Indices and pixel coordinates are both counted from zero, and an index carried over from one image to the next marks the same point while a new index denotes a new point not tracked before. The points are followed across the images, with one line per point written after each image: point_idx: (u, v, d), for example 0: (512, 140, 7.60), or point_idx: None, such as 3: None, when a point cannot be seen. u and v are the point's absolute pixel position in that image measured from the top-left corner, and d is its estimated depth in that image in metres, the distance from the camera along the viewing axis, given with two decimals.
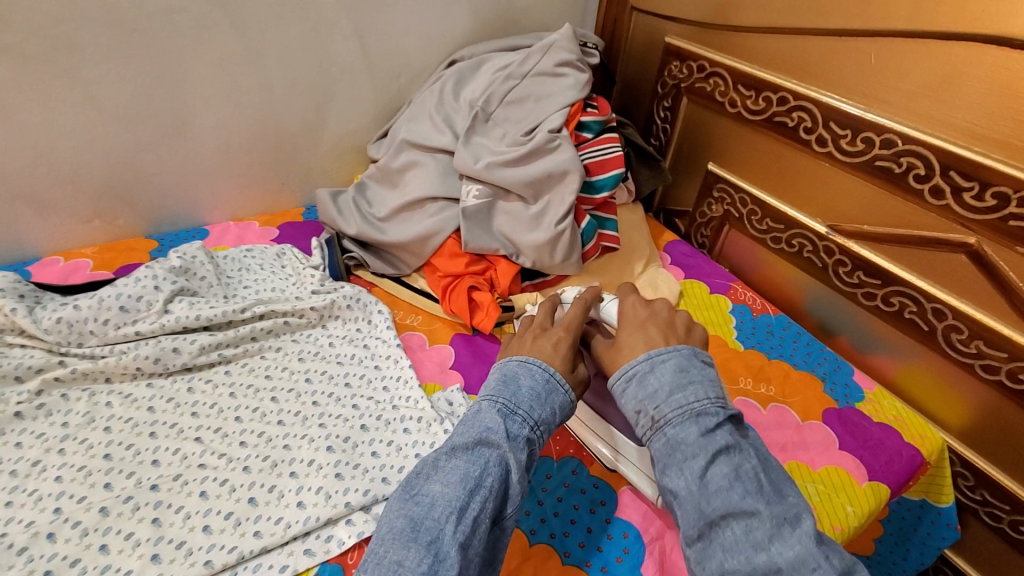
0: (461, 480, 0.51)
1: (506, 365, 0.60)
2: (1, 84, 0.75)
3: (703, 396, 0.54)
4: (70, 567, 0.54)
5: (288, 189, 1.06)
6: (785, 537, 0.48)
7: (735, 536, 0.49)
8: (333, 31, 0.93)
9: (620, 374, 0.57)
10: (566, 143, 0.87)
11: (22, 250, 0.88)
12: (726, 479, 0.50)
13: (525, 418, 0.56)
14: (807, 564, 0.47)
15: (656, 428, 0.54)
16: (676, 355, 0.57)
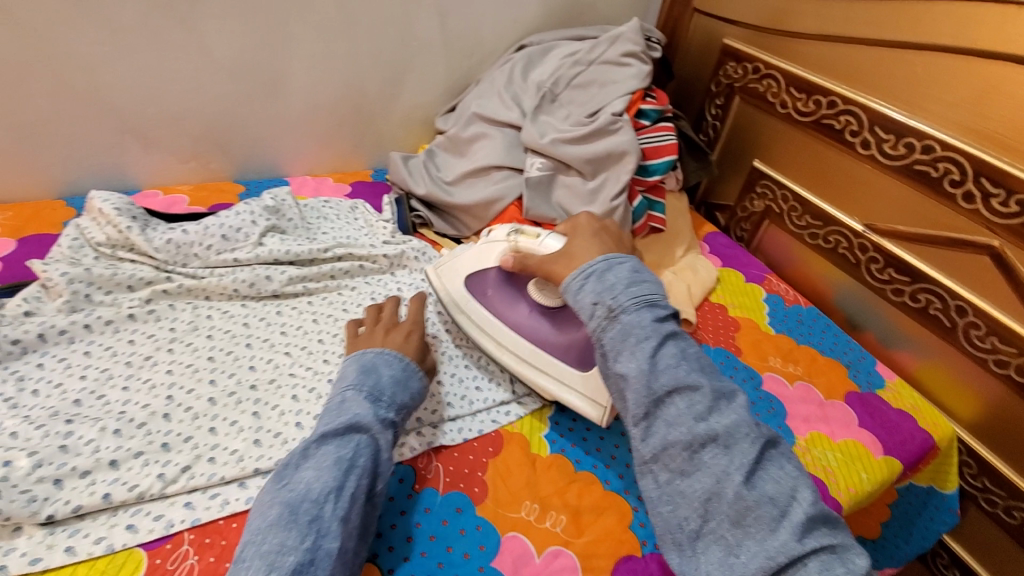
0: (336, 462, 0.53)
1: (360, 361, 0.65)
2: (131, 28, 0.83)
3: (652, 290, 0.64)
4: (184, 442, 0.62)
5: (360, 151, 1.15)
6: (721, 410, 0.57)
7: (679, 410, 0.57)
8: (419, 8, 1.01)
9: (580, 274, 0.67)
10: (627, 126, 0.93)
11: (126, 182, 0.97)
12: (673, 359, 0.59)
13: (389, 403, 0.61)
14: (740, 430, 0.56)
15: (611, 317, 0.62)
16: (626, 260, 0.67)
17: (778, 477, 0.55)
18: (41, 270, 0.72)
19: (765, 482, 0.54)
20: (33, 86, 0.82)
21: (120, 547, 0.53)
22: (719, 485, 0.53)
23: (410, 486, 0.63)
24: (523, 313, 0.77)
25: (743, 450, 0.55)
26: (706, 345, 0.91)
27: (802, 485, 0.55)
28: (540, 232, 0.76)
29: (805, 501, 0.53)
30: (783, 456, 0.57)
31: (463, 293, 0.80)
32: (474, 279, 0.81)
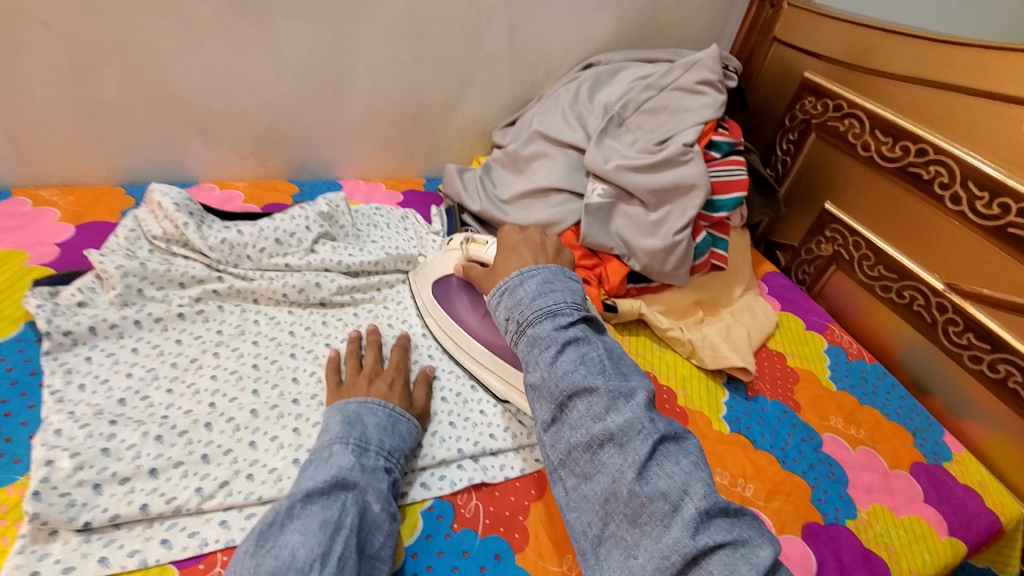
0: (323, 525, 0.50)
1: (344, 410, 0.62)
2: (205, 23, 0.83)
3: (561, 300, 0.61)
4: (223, 455, 0.61)
5: (415, 159, 1.13)
6: (619, 408, 0.54)
7: (580, 414, 0.54)
8: (490, 20, 0.98)
9: (496, 290, 0.65)
10: (697, 158, 0.88)
11: (184, 174, 0.98)
12: (572, 364, 0.56)
13: (377, 451, 0.59)
14: (634, 426, 0.52)
15: (521, 330, 0.61)
16: (542, 271, 0.65)
17: (671, 472, 0.51)
18: (97, 261, 0.71)
19: (658, 478, 0.51)
20: (104, 74, 0.83)
21: (152, 563, 0.52)
22: (615, 484, 0.51)
23: (449, 524, 0.60)
24: (477, 318, 0.79)
25: (636, 446, 0.51)
26: (762, 397, 0.86)
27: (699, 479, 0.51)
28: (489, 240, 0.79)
29: (697, 495, 0.49)
30: (684, 450, 0.54)
31: (431, 298, 0.82)
32: (440, 284, 0.83)
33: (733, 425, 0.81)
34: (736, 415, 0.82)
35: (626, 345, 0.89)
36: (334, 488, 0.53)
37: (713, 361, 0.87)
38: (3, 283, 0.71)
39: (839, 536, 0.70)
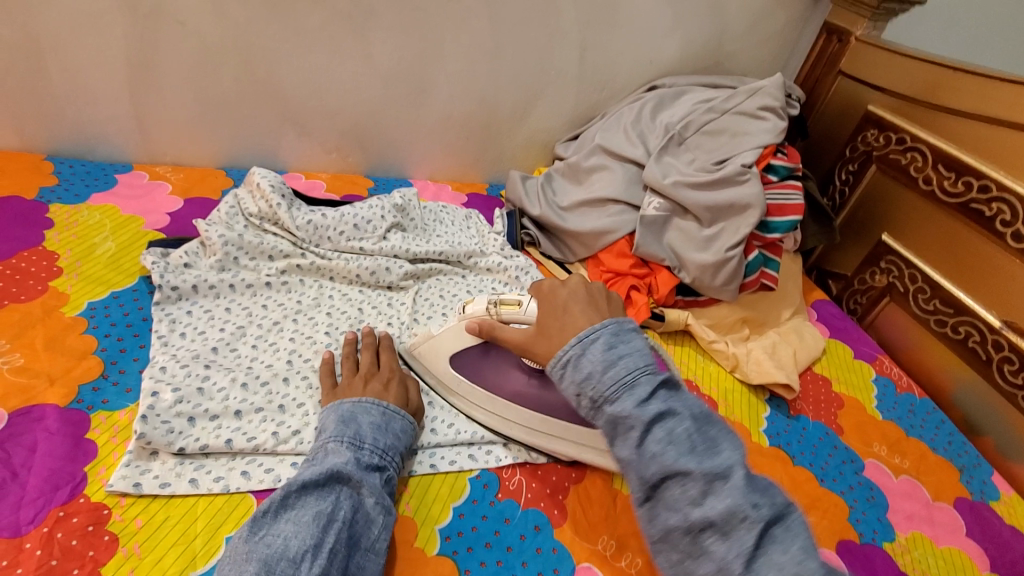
0: (316, 517, 0.51)
1: (339, 410, 0.62)
2: (310, 30, 0.93)
3: (633, 366, 0.51)
4: (297, 407, 0.67)
5: (480, 165, 1.21)
6: (717, 492, 0.45)
7: (676, 497, 0.46)
8: (563, 40, 1.05)
9: (556, 361, 0.55)
10: (755, 179, 0.90)
11: (276, 162, 1.08)
12: (659, 443, 0.48)
13: (372, 449, 0.59)
14: (737, 514, 0.44)
15: (597, 406, 0.51)
16: (600, 332, 0.55)
17: (785, 564, 0.42)
18: (203, 229, 0.81)
19: (769, 573, 0.42)
20: (222, 70, 0.94)
21: (234, 490, 0.58)
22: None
23: (494, 493, 0.65)
24: (517, 382, 0.70)
25: (742, 536, 0.43)
26: (804, 417, 0.87)
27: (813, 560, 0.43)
28: (521, 298, 0.67)
29: None
30: (790, 532, 0.44)
31: (451, 373, 0.72)
32: (457, 359, 0.72)
33: (773, 439, 0.82)
34: (777, 430, 0.84)
35: (670, 353, 0.92)
36: (329, 482, 0.54)
37: (756, 376, 0.88)
38: (123, 242, 0.82)
39: (874, 556, 0.70)
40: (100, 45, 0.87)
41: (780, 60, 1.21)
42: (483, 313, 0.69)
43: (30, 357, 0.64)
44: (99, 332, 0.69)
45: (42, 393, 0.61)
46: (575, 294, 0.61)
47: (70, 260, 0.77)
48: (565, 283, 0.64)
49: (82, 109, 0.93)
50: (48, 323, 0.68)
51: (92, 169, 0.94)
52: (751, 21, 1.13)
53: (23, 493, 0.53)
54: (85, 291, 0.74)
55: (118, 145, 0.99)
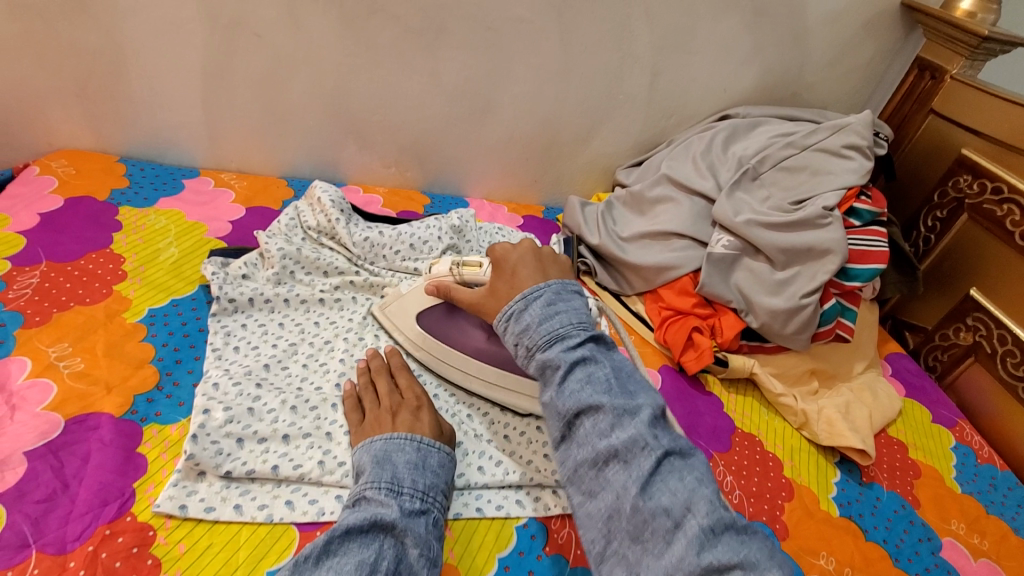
0: (358, 566, 0.46)
1: (372, 450, 0.59)
2: (381, 45, 0.92)
3: (567, 321, 0.57)
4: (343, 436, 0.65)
5: (538, 187, 1.18)
6: (624, 424, 0.51)
7: (587, 431, 0.52)
8: (635, 64, 1.02)
9: (501, 316, 0.61)
10: (837, 223, 0.85)
11: (336, 174, 1.08)
12: (579, 382, 0.54)
13: (412, 492, 0.54)
14: (638, 442, 0.49)
15: (532, 355, 0.57)
16: (542, 290, 0.60)
17: (675, 488, 0.48)
18: (264, 241, 0.81)
19: (661, 493, 0.48)
20: (292, 81, 0.94)
21: (277, 520, 0.56)
22: (619, 500, 0.48)
23: (541, 546, 0.61)
24: (477, 340, 0.74)
25: (640, 462, 0.49)
26: (878, 486, 0.80)
27: (708, 491, 0.48)
28: (482, 261, 0.72)
29: (700, 513, 0.46)
30: (690, 467, 0.50)
31: (418, 330, 0.75)
32: (424, 317, 0.75)
33: (843, 508, 0.75)
34: (848, 499, 0.77)
35: (731, 403, 0.86)
36: (372, 529, 0.50)
37: (827, 437, 0.82)
38: (186, 248, 0.83)
39: None
40: (180, 53, 0.89)
41: (864, 94, 1.14)
42: (445, 275, 0.74)
43: (90, 363, 0.64)
44: (158, 341, 0.69)
45: (98, 401, 0.61)
46: (524, 258, 0.65)
47: (135, 265, 0.78)
48: (516, 247, 0.67)
49: (157, 114, 0.95)
50: (109, 328, 0.69)
51: (161, 173, 0.96)
52: (836, 52, 1.07)
53: (72, 506, 0.52)
54: (146, 296, 0.74)
55: (187, 150, 1.00)
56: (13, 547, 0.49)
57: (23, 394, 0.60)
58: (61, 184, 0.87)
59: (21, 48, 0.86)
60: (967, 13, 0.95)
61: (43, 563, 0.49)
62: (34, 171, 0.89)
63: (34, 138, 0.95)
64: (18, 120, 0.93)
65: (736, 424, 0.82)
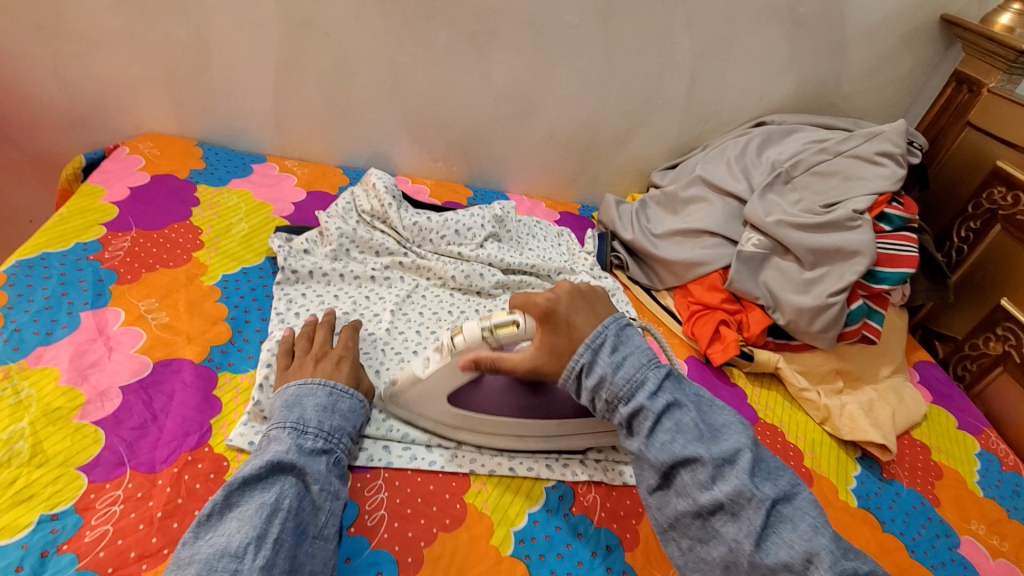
0: (259, 508, 0.50)
1: (285, 395, 0.61)
2: (437, 47, 1.00)
3: (638, 364, 0.58)
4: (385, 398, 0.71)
5: (576, 185, 1.23)
6: (725, 475, 0.53)
7: (687, 482, 0.54)
8: (675, 71, 1.07)
9: (565, 369, 0.60)
10: (866, 226, 0.88)
11: (387, 165, 1.16)
12: (669, 433, 0.55)
13: (316, 431, 0.58)
14: (744, 494, 0.51)
15: (613, 407, 0.58)
16: (605, 335, 0.60)
17: (791, 540, 0.50)
18: (324, 221, 0.88)
19: (778, 546, 0.50)
20: (354, 77, 1.02)
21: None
22: (734, 553, 0.51)
23: (569, 506, 0.66)
24: (520, 402, 0.66)
25: (748, 515, 0.51)
26: (898, 482, 0.82)
27: (823, 537, 0.50)
28: (516, 317, 0.62)
29: (822, 564, 0.48)
30: (799, 511, 0.52)
31: (455, 411, 0.66)
32: (455, 397, 0.65)
33: (862, 500, 0.78)
34: (867, 492, 0.79)
35: (755, 396, 0.89)
36: (271, 472, 0.53)
37: (849, 432, 0.85)
38: (254, 224, 0.91)
39: None
40: (257, 49, 0.98)
41: (901, 106, 1.16)
42: (477, 340, 0.62)
43: (173, 316, 0.73)
44: (230, 303, 0.77)
45: (181, 349, 0.69)
46: (574, 305, 0.62)
47: (211, 236, 0.86)
48: (557, 294, 0.63)
49: (232, 104, 1.05)
50: (190, 289, 0.77)
51: (233, 157, 1.05)
52: (874, 63, 1.09)
53: (160, 434, 0.60)
54: (220, 264, 0.82)
55: (256, 138, 1.09)
56: (111, 463, 0.56)
57: (118, 337, 0.68)
58: (147, 163, 0.97)
59: (121, 40, 0.96)
60: (1007, 28, 0.98)
61: (136, 479, 0.56)
62: (124, 151, 0.99)
63: (124, 121, 1.06)
64: (111, 105, 1.04)
65: (759, 415, 0.86)
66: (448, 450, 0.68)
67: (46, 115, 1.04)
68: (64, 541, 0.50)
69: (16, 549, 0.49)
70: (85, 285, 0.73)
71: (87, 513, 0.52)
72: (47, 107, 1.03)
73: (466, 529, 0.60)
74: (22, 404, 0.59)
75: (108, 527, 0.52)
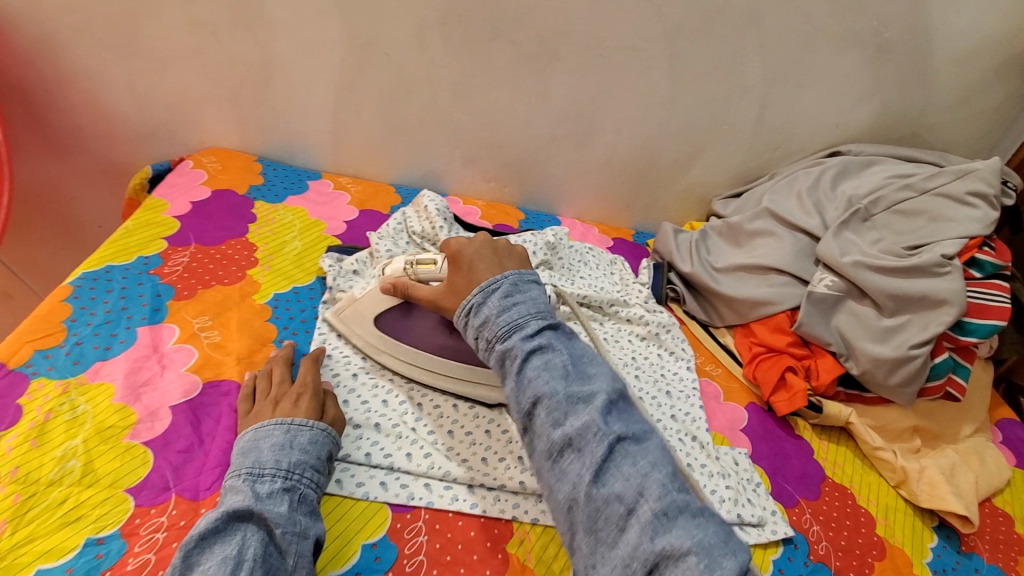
0: (222, 563, 0.46)
1: (242, 442, 0.59)
2: (496, 68, 0.98)
3: (524, 312, 0.57)
4: (427, 433, 0.68)
5: (630, 211, 1.19)
6: (577, 411, 0.51)
7: (542, 420, 0.51)
8: (744, 96, 1.01)
9: (461, 312, 0.60)
10: (956, 273, 0.80)
11: (439, 184, 1.15)
12: (535, 371, 0.53)
13: (274, 472, 0.55)
14: (591, 428, 0.49)
15: (492, 347, 0.56)
16: (500, 283, 0.59)
17: (629, 474, 0.48)
18: (374, 242, 0.87)
19: (615, 479, 0.48)
20: (413, 97, 1.02)
21: (372, 498, 0.61)
22: (576, 489, 0.48)
23: None
24: (438, 338, 0.72)
25: (593, 449, 0.49)
26: (978, 556, 0.74)
27: (658, 474, 0.48)
28: (438, 258, 0.69)
29: (652, 497, 0.46)
30: (645, 451, 0.50)
31: (378, 334, 0.73)
32: (382, 319, 0.73)
33: (938, 575, 0.70)
34: (943, 566, 0.72)
35: (822, 451, 0.82)
36: (230, 524, 0.49)
37: (926, 498, 0.77)
38: (307, 243, 0.91)
39: None
40: (320, 68, 0.99)
41: (992, 138, 1.06)
42: (400, 272, 0.70)
43: (225, 336, 0.73)
44: (280, 324, 0.77)
45: (229, 370, 0.69)
46: (481, 252, 0.64)
47: (265, 253, 0.87)
48: (473, 240, 0.66)
49: (292, 121, 1.06)
50: (242, 307, 0.77)
51: (290, 173, 1.07)
52: (963, 93, 1.01)
53: (205, 460, 0.60)
54: (272, 282, 0.83)
55: (313, 154, 1.11)
56: (157, 488, 0.56)
57: (171, 355, 0.68)
58: (210, 178, 0.99)
59: (192, 58, 0.99)
60: None
61: (180, 506, 0.55)
62: (189, 165, 1.01)
63: (191, 135, 1.09)
64: (180, 119, 1.07)
65: (826, 473, 0.79)
66: (490, 493, 0.64)
67: (120, 128, 1.08)
68: (107, 568, 0.50)
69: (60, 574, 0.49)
70: (144, 300, 0.74)
71: (132, 539, 0.52)
72: (120, 120, 1.07)
73: None
74: (77, 420, 0.59)
75: (151, 556, 0.51)
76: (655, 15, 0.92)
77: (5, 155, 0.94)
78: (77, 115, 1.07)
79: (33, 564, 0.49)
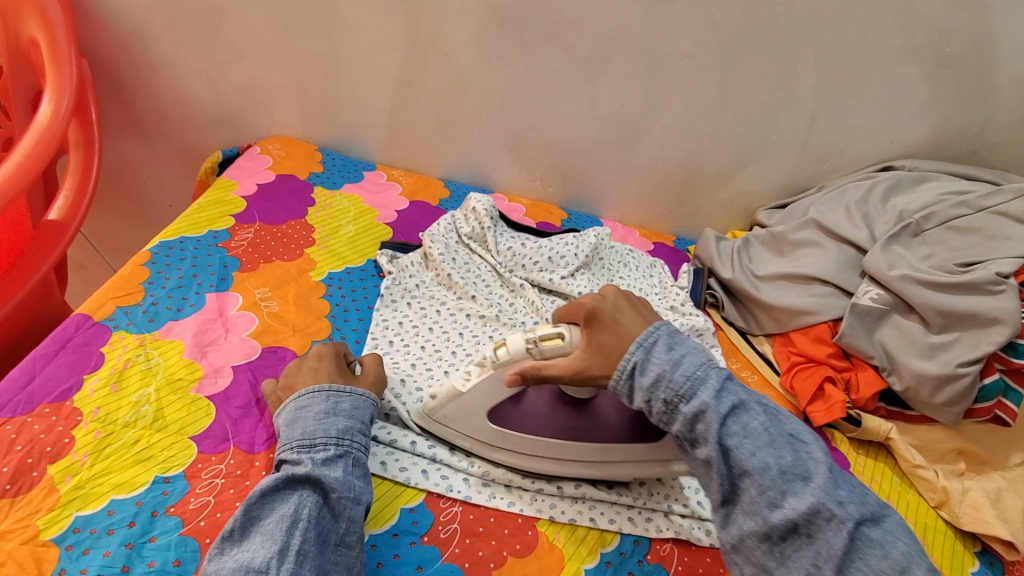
0: (280, 521, 0.50)
1: (287, 410, 0.60)
2: (550, 71, 1.02)
3: (697, 362, 0.55)
4: None
5: (672, 217, 1.19)
6: (796, 491, 0.49)
7: (754, 498, 0.50)
8: (795, 106, 1.01)
9: (620, 369, 0.57)
10: (1012, 292, 0.77)
11: (486, 182, 1.18)
12: (738, 437, 0.51)
13: (325, 440, 0.56)
14: (821, 513, 0.48)
15: (673, 408, 0.54)
16: (657, 335, 0.57)
17: (879, 568, 0.46)
18: (428, 243, 0.90)
19: (863, 574, 0.47)
20: (467, 97, 1.06)
21: (412, 483, 0.62)
22: None
23: (643, 553, 0.62)
24: (563, 420, 0.64)
25: (828, 538, 0.47)
26: None
27: (916, 568, 0.46)
28: (561, 328, 0.60)
29: None
30: (891, 536, 0.48)
31: (493, 430, 0.64)
32: (495, 414, 0.64)
33: None
34: None
35: (859, 465, 0.81)
36: (289, 485, 0.53)
37: (970, 522, 0.75)
38: (360, 228, 0.96)
39: None
40: (382, 65, 1.05)
41: None
42: (523, 355, 0.60)
43: (283, 307, 0.78)
44: (332, 301, 0.81)
45: (286, 338, 0.74)
46: (618, 306, 0.61)
47: (321, 235, 0.92)
48: (602, 297, 0.63)
49: (354, 114, 1.12)
50: (299, 282, 0.82)
51: (347, 164, 1.12)
52: None
53: (260, 417, 0.64)
54: (328, 261, 0.88)
55: (370, 146, 1.16)
56: (218, 438, 0.61)
57: (234, 320, 0.74)
58: (274, 163, 1.05)
59: (266, 52, 1.06)
60: None
61: (237, 456, 0.60)
62: (255, 151, 1.08)
63: (259, 123, 1.16)
64: (250, 109, 1.14)
65: None
66: (527, 493, 0.65)
67: (196, 114, 1.17)
68: (172, 504, 0.54)
69: (131, 505, 0.53)
70: (212, 270, 0.80)
71: (194, 481, 0.57)
72: (197, 107, 1.16)
73: (536, 558, 0.59)
74: (150, 371, 0.65)
75: (210, 498, 0.56)
76: (709, 23, 0.94)
77: (96, 134, 1.03)
78: (160, 102, 1.16)
79: (108, 494, 0.54)
